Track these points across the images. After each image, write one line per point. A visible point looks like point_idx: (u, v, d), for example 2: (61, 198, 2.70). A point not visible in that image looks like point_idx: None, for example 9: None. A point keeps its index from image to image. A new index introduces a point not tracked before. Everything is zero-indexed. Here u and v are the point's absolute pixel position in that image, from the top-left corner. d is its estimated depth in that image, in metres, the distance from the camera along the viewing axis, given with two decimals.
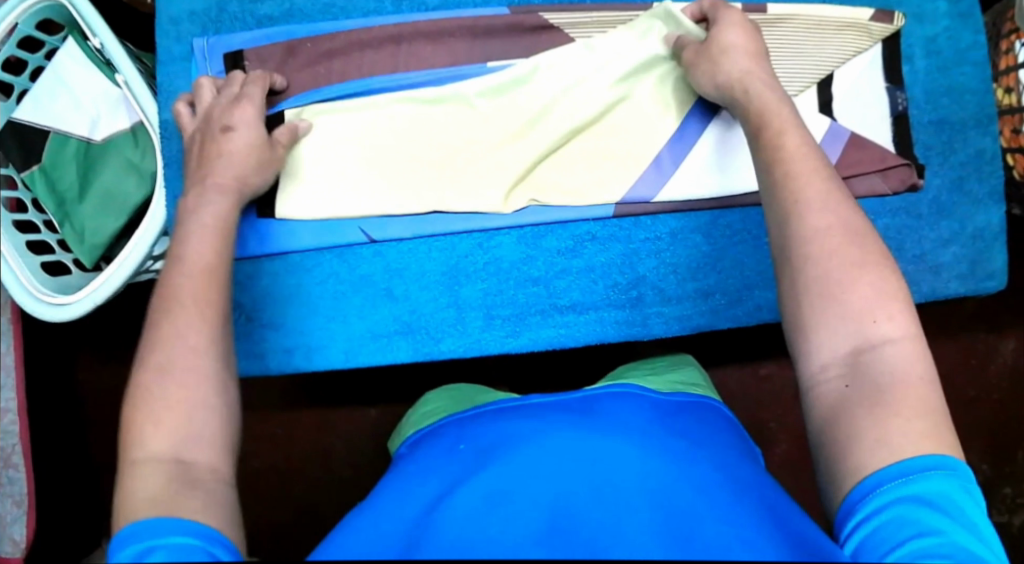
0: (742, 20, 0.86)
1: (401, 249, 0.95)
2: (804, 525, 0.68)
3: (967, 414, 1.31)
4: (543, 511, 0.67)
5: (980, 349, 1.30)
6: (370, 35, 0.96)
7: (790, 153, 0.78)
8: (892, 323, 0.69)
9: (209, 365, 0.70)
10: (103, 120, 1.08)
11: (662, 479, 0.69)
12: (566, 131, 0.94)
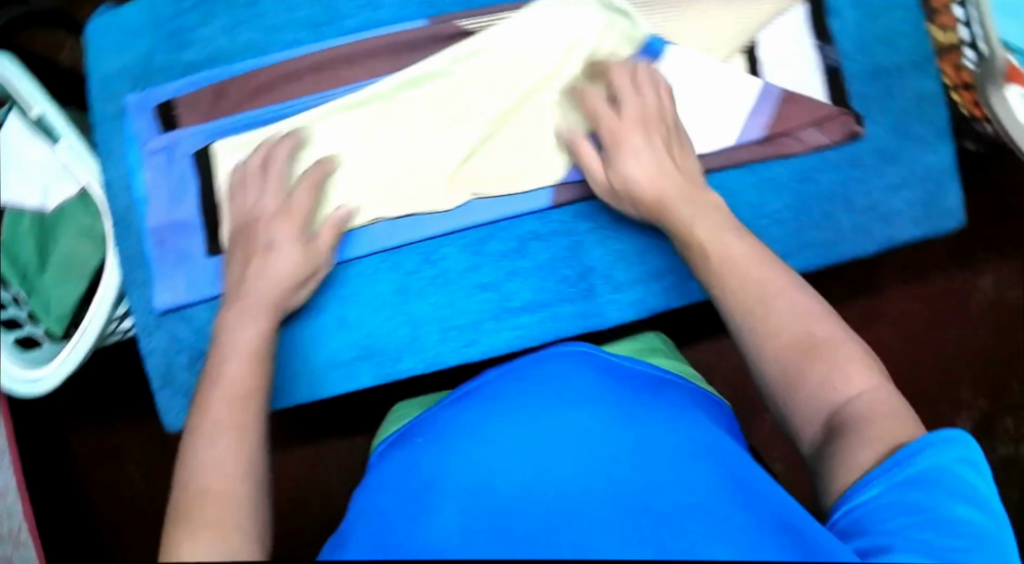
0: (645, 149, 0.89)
1: (350, 270, 0.96)
2: (754, 474, 0.71)
3: (957, 356, 1.30)
4: (505, 482, 0.68)
5: (959, 288, 1.29)
6: (294, 67, 0.97)
7: (720, 260, 0.82)
8: (859, 381, 0.72)
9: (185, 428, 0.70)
10: (52, 189, 1.08)
11: (614, 451, 0.70)
12: (494, 117, 0.96)
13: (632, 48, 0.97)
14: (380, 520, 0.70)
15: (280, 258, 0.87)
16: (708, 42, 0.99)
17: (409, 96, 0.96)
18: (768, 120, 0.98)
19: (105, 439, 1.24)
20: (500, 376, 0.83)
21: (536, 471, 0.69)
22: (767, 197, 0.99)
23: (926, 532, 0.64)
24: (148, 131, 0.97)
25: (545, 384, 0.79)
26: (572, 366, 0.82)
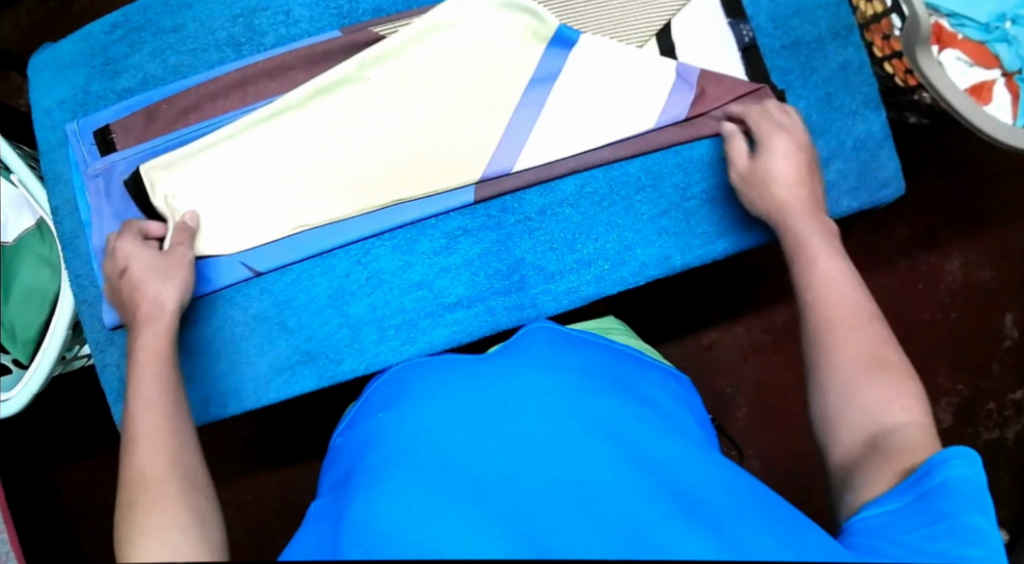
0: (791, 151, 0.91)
1: (287, 276, 0.98)
2: (667, 461, 0.76)
3: (932, 340, 1.28)
4: (442, 482, 0.73)
5: (925, 272, 1.27)
6: (216, 85, 0.99)
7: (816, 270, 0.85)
8: (906, 411, 0.76)
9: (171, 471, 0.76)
10: (11, 222, 1.13)
11: (546, 443, 0.75)
12: (414, 118, 0.98)
13: (541, 43, 0.98)
14: (333, 528, 0.75)
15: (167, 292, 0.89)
16: (620, 31, 1.00)
17: (327, 102, 0.97)
18: (688, 102, 0.98)
19: (85, 470, 1.26)
20: (441, 373, 0.88)
21: (471, 471, 0.74)
22: (692, 177, 0.99)
23: (932, 545, 0.68)
24: (87, 158, 1.00)
25: (478, 378, 0.83)
26: (505, 360, 0.87)
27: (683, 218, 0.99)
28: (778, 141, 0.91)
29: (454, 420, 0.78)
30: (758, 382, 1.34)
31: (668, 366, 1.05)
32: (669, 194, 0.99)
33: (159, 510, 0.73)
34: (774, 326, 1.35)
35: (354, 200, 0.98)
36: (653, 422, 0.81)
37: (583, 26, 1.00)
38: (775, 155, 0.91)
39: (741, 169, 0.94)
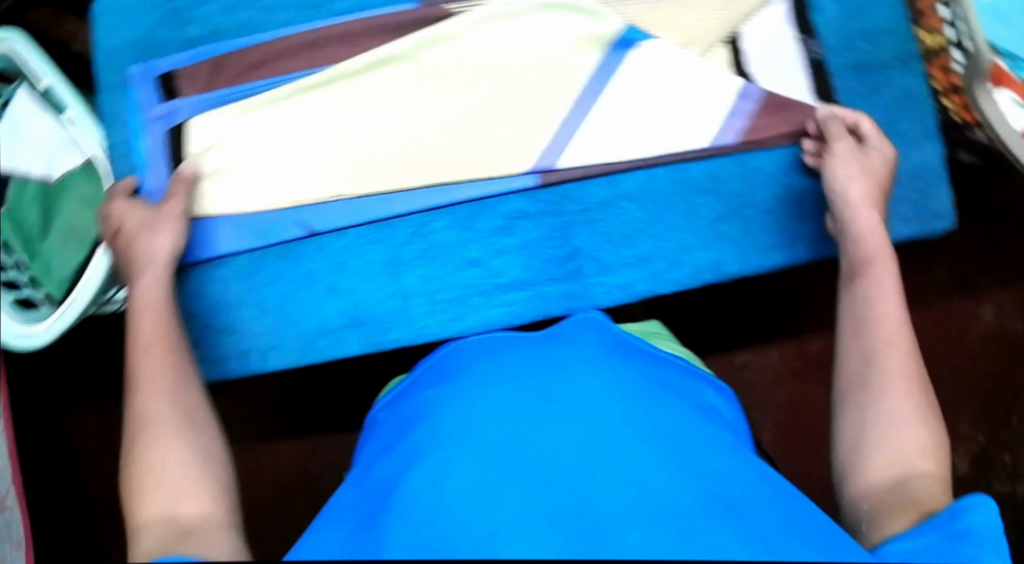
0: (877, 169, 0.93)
1: (341, 240, 0.99)
2: (716, 466, 0.75)
3: (955, 387, 1.25)
4: (494, 460, 0.73)
5: (958, 316, 1.25)
6: (289, 44, 1.00)
7: (871, 295, 0.85)
8: (928, 462, 0.76)
9: (166, 364, 0.87)
10: (58, 160, 1.15)
11: (598, 431, 0.75)
12: (476, 92, 0.98)
13: (601, 49, 0.98)
14: (376, 496, 0.76)
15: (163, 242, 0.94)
16: (688, 36, 0.99)
17: (392, 70, 0.98)
18: (747, 121, 0.98)
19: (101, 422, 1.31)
20: (498, 357, 0.88)
21: (524, 454, 0.73)
22: (754, 186, 0.99)
23: None
24: (148, 103, 1.00)
25: (546, 362, 0.84)
26: (572, 345, 0.88)
27: (740, 226, 0.99)
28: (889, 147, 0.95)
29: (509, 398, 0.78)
30: (787, 404, 1.26)
31: (709, 374, 1.06)
32: (729, 200, 0.99)
33: (154, 392, 0.84)
34: (808, 352, 1.27)
35: (394, 178, 0.99)
36: (705, 424, 0.81)
37: (653, 25, 0.99)
38: (885, 154, 0.94)
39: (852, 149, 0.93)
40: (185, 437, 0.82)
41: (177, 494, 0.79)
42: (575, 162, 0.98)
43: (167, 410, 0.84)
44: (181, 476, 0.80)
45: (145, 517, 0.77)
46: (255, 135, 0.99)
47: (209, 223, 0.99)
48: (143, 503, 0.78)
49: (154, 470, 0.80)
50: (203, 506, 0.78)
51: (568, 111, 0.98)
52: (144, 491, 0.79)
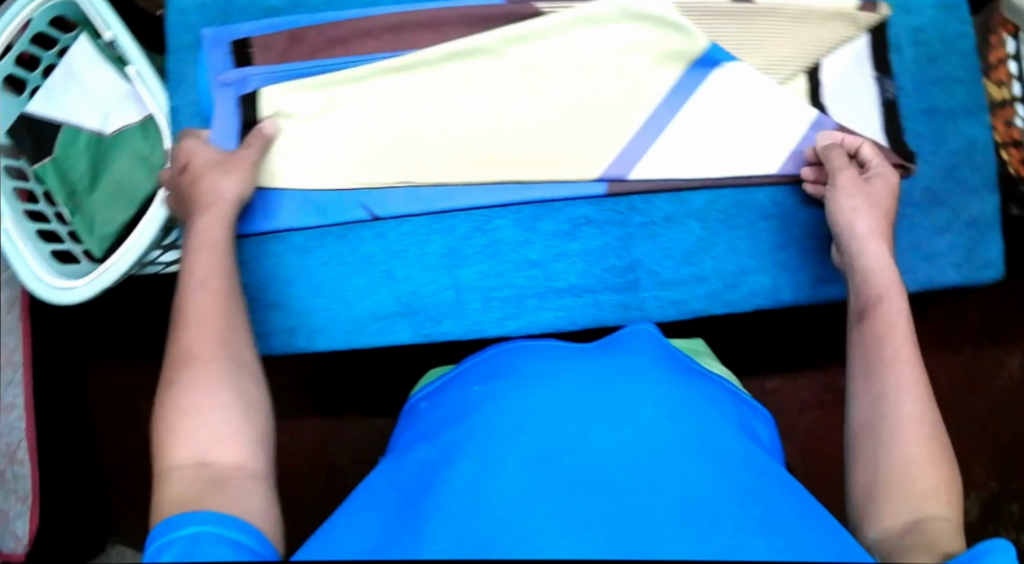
0: (885, 197, 0.94)
1: (403, 227, 0.99)
2: (773, 491, 0.74)
3: (974, 433, 1.27)
4: (551, 458, 0.74)
5: (985, 364, 1.27)
6: (371, 24, 1.00)
7: (885, 336, 0.84)
8: (940, 504, 0.73)
9: (218, 306, 0.86)
10: (113, 115, 1.17)
11: (659, 443, 0.75)
12: (556, 95, 0.99)
13: (680, 66, 0.99)
14: (424, 479, 0.77)
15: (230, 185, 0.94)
16: (769, 62, 1.00)
17: (476, 62, 0.99)
18: None
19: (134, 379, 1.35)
20: (554, 356, 0.88)
21: (583, 456, 0.74)
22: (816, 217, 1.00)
23: None
24: (219, 66, 1.01)
25: (606, 367, 0.85)
26: (632, 354, 0.88)
27: (800, 254, 1.00)
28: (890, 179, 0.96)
29: (570, 399, 0.79)
30: (809, 433, 1.28)
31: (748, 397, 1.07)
32: (794, 230, 1.00)
33: (200, 334, 0.83)
34: (838, 385, 1.28)
35: (465, 170, 0.99)
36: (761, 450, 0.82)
37: (737, 47, 1.00)
38: (889, 181, 0.95)
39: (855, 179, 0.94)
40: (222, 393, 0.80)
41: (211, 439, 0.77)
42: (646, 175, 0.98)
43: (211, 353, 0.82)
44: (216, 423, 0.78)
45: (174, 458, 0.76)
46: (330, 113, 1.00)
47: (271, 195, 0.99)
48: (174, 443, 0.77)
49: (192, 411, 0.78)
50: (239, 454, 0.77)
51: (640, 124, 0.99)
52: (176, 430, 0.78)
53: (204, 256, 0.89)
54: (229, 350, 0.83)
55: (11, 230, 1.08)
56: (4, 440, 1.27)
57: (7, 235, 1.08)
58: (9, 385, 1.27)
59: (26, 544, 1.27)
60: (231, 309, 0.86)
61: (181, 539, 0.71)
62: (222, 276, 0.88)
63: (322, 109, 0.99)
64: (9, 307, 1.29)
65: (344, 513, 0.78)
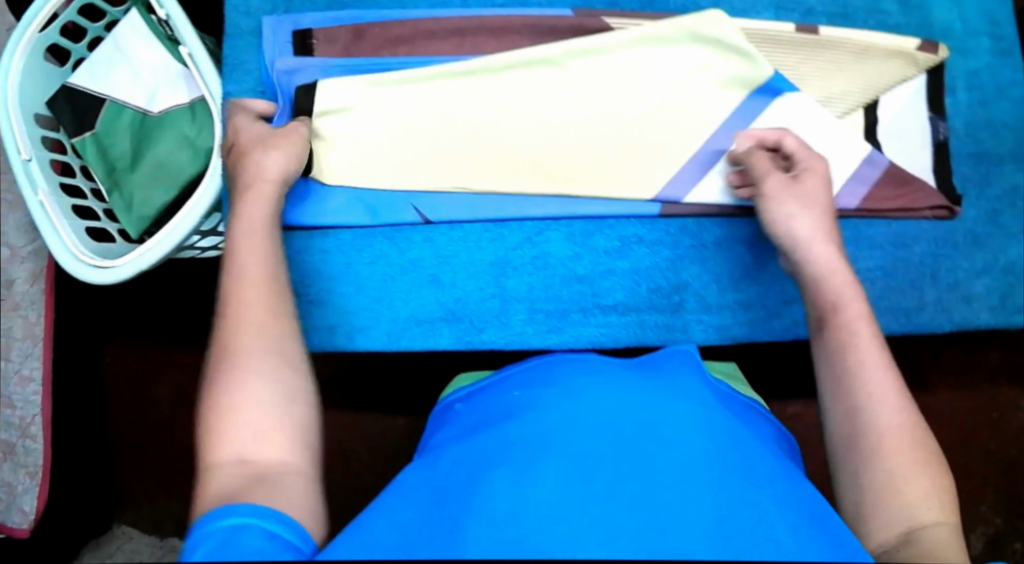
0: (819, 192, 0.91)
1: (453, 232, 1.00)
2: (820, 518, 0.75)
3: (986, 470, 1.29)
4: (604, 469, 0.74)
5: (1002, 403, 1.29)
6: (436, 25, 1.00)
7: (853, 341, 0.83)
8: (934, 512, 0.74)
9: (264, 295, 0.80)
10: (160, 93, 1.16)
11: (712, 461, 0.75)
12: (617, 111, 0.99)
13: (744, 91, 0.99)
14: (472, 475, 0.77)
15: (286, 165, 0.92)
16: (829, 94, 1.01)
17: (538, 73, 0.99)
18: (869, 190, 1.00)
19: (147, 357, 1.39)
20: (600, 367, 0.89)
21: (637, 469, 0.74)
22: (860, 252, 1.02)
23: None
24: (279, 54, 1.00)
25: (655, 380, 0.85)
26: (682, 371, 0.89)
27: None
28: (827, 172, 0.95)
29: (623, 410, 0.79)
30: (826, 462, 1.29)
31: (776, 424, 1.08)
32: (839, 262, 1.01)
33: (245, 325, 0.78)
34: None
35: (520, 179, 0.99)
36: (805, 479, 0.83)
37: (799, 77, 1.01)
38: (818, 171, 0.93)
39: (784, 180, 0.92)
40: (271, 378, 0.76)
41: (255, 437, 0.73)
42: (701, 199, 0.99)
43: (255, 346, 0.77)
44: (258, 420, 0.74)
45: (215, 455, 0.72)
46: (387, 112, 0.99)
47: (320, 189, 0.99)
48: (218, 441, 0.73)
49: (235, 408, 0.74)
50: (284, 453, 0.74)
51: (698, 148, 1.00)
52: (221, 424, 0.73)
53: (248, 239, 0.84)
54: (272, 343, 0.78)
55: (48, 206, 1.11)
56: (18, 413, 1.27)
57: (44, 210, 1.11)
58: (27, 358, 1.27)
59: (32, 519, 1.26)
60: (282, 301, 0.81)
61: (217, 533, 0.68)
62: (264, 264, 0.83)
63: (380, 107, 0.99)
64: (33, 280, 1.27)
65: (377, 503, 0.77)
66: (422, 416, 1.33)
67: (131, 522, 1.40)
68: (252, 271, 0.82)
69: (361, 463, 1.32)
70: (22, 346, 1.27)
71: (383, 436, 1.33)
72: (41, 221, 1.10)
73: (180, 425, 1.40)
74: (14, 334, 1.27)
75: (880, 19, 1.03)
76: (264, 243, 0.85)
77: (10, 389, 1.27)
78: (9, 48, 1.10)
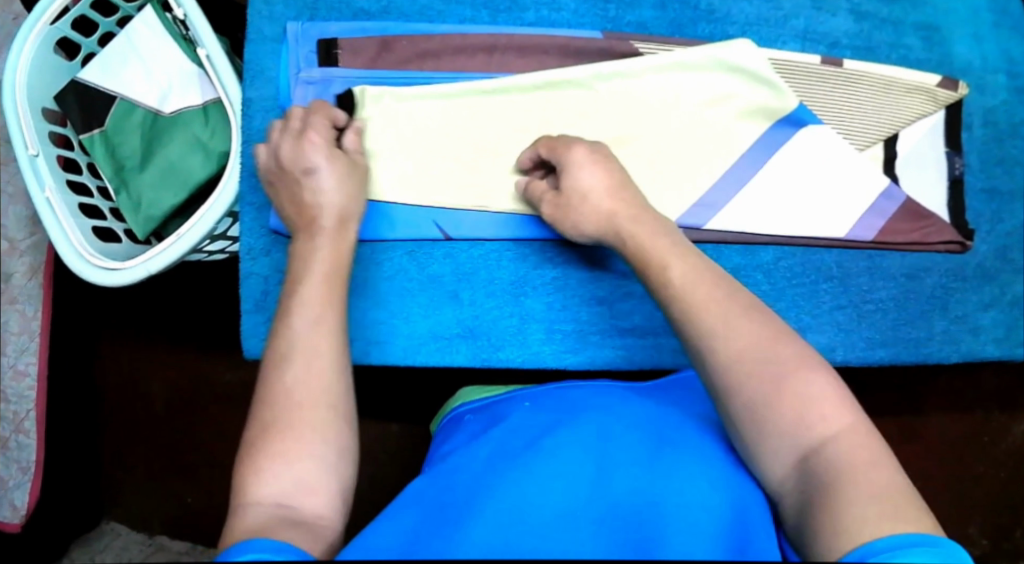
0: (598, 174, 0.91)
1: (475, 250, 1.00)
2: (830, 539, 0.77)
3: (975, 492, 1.32)
4: (635, 494, 0.75)
5: (992, 427, 1.32)
6: (465, 42, 1.00)
7: (678, 286, 0.83)
8: (823, 423, 0.75)
9: (328, 342, 0.80)
10: (173, 93, 1.14)
11: (741, 489, 0.77)
12: (641, 134, 1.00)
13: (766, 122, 1.00)
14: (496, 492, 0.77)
15: (330, 186, 0.90)
16: (850, 126, 1.02)
17: (565, 94, 1.00)
18: (885, 221, 1.02)
19: (139, 353, 1.32)
20: (621, 389, 0.90)
21: (670, 497, 0.75)
22: (875, 284, 1.03)
23: None
24: (303, 64, 0.99)
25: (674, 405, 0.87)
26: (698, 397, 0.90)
27: (857, 316, 1.03)
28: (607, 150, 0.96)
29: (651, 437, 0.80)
30: None
31: None
32: (853, 292, 1.03)
33: (306, 376, 0.78)
34: None
35: None
36: None
37: (821, 109, 1.02)
38: (575, 160, 0.92)
39: (549, 199, 0.94)
40: (326, 431, 0.76)
41: (298, 487, 0.73)
42: (727, 226, 0.99)
43: (310, 399, 0.77)
44: (302, 469, 0.74)
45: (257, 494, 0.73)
46: (422, 126, 0.99)
47: None
48: (256, 482, 0.73)
49: (281, 450, 0.74)
50: (324, 505, 0.74)
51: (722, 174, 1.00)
52: (259, 470, 0.74)
53: (317, 284, 0.84)
54: (332, 397, 0.78)
55: (54, 202, 1.07)
56: (11, 408, 1.21)
57: (50, 206, 1.07)
58: (22, 352, 1.21)
59: (23, 514, 1.20)
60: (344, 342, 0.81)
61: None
62: (330, 313, 0.82)
63: (415, 122, 0.99)
64: (30, 274, 1.21)
65: (398, 512, 0.77)
66: (420, 424, 1.32)
67: (120, 517, 1.31)
68: (321, 319, 0.81)
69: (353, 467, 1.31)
70: (16, 341, 1.21)
71: (379, 442, 1.32)
72: (46, 218, 1.06)
73: (173, 423, 1.32)
74: (10, 328, 1.20)
75: (902, 54, 1.05)
76: (329, 280, 0.85)
77: (2, 383, 1.20)
78: (20, 36, 1.06)
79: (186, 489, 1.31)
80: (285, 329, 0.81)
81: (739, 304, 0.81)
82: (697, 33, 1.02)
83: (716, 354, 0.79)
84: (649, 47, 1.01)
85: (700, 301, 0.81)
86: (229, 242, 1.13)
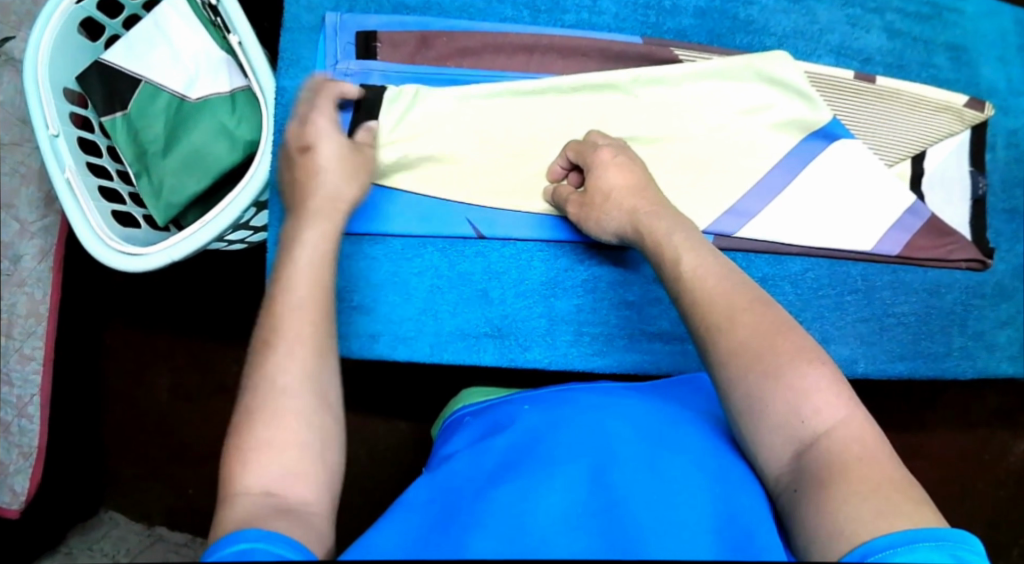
0: (620, 170, 0.92)
1: (507, 248, 0.99)
2: None
3: (977, 508, 1.34)
4: (680, 493, 0.74)
5: (994, 445, 1.35)
6: (506, 40, 1.00)
7: (691, 278, 0.83)
8: (824, 416, 0.75)
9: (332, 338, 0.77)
10: (200, 79, 1.12)
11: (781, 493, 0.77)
12: (678, 139, 1.00)
13: (800, 134, 1.02)
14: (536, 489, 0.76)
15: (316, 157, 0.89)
16: (882, 142, 1.03)
17: (600, 96, 1.00)
18: (911, 236, 1.03)
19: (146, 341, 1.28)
20: (654, 391, 0.90)
21: (713, 499, 0.74)
22: (898, 298, 1.05)
23: None
24: (341, 54, 0.98)
25: (708, 407, 0.87)
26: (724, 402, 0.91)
27: (878, 329, 1.04)
28: (637, 153, 0.96)
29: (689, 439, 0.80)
30: None
31: None
32: (876, 304, 1.04)
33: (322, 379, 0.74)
34: None
35: None
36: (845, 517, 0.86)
37: (853, 125, 1.03)
38: (601, 159, 0.93)
39: (574, 200, 0.95)
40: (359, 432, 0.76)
41: (306, 485, 0.71)
42: (757, 235, 1.00)
43: (315, 391, 0.74)
44: (307, 464, 0.72)
45: (298, 494, 0.71)
46: (458, 124, 0.98)
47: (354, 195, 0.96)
48: (263, 477, 0.71)
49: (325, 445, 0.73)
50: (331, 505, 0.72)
51: (755, 182, 1.01)
52: (299, 471, 0.71)
53: None
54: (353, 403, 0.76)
55: (75, 184, 1.04)
56: (15, 392, 1.17)
57: (70, 187, 1.03)
58: (29, 336, 1.18)
59: (24, 500, 1.17)
60: None
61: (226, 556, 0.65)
62: None
63: (451, 121, 0.98)
64: (41, 257, 1.18)
65: (432, 504, 0.76)
66: (424, 424, 1.31)
67: (119, 507, 1.28)
68: None
69: (356, 462, 1.29)
70: (24, 325, 1.17)
71: (387, 440, 1.30)
72: (66, 200, 1.03)
73: (178, 414, 1.29)
74: (18, 311, 1.17)
75: (932, 73, 1.07)
76: None
77: (7, 366, 1.17)
78: (45, 13, 1.04)
79: (186, 479, 1.28)
80: (286, 315, 0.77)
81: (756, 296, 0.81)
82: (730, 43, 1.03)
83: (723, 349, 0.79)
84: (688, 55, 1.02)
85: (705, 295, 0.81)
86: (252, 232, 1.11)
